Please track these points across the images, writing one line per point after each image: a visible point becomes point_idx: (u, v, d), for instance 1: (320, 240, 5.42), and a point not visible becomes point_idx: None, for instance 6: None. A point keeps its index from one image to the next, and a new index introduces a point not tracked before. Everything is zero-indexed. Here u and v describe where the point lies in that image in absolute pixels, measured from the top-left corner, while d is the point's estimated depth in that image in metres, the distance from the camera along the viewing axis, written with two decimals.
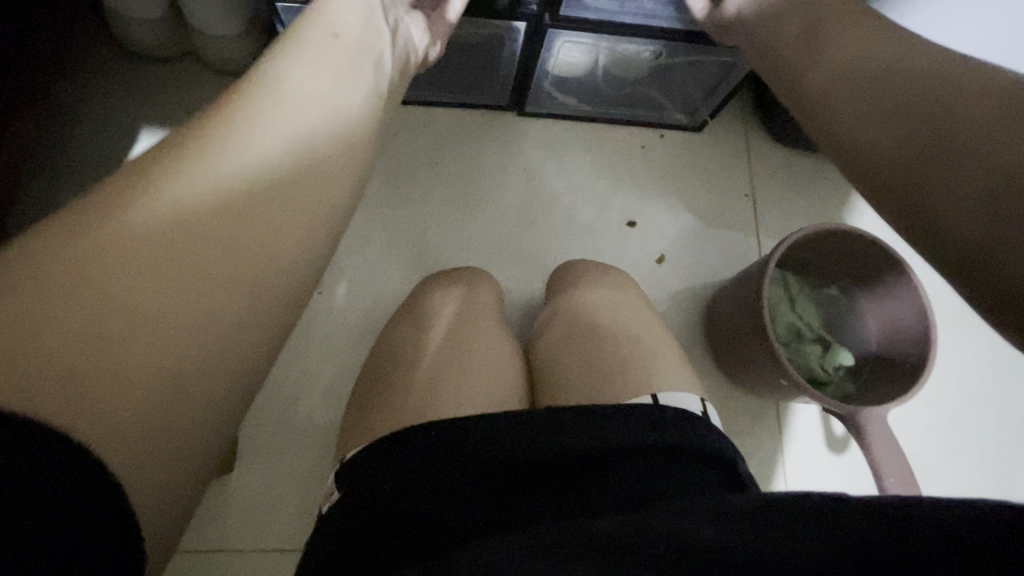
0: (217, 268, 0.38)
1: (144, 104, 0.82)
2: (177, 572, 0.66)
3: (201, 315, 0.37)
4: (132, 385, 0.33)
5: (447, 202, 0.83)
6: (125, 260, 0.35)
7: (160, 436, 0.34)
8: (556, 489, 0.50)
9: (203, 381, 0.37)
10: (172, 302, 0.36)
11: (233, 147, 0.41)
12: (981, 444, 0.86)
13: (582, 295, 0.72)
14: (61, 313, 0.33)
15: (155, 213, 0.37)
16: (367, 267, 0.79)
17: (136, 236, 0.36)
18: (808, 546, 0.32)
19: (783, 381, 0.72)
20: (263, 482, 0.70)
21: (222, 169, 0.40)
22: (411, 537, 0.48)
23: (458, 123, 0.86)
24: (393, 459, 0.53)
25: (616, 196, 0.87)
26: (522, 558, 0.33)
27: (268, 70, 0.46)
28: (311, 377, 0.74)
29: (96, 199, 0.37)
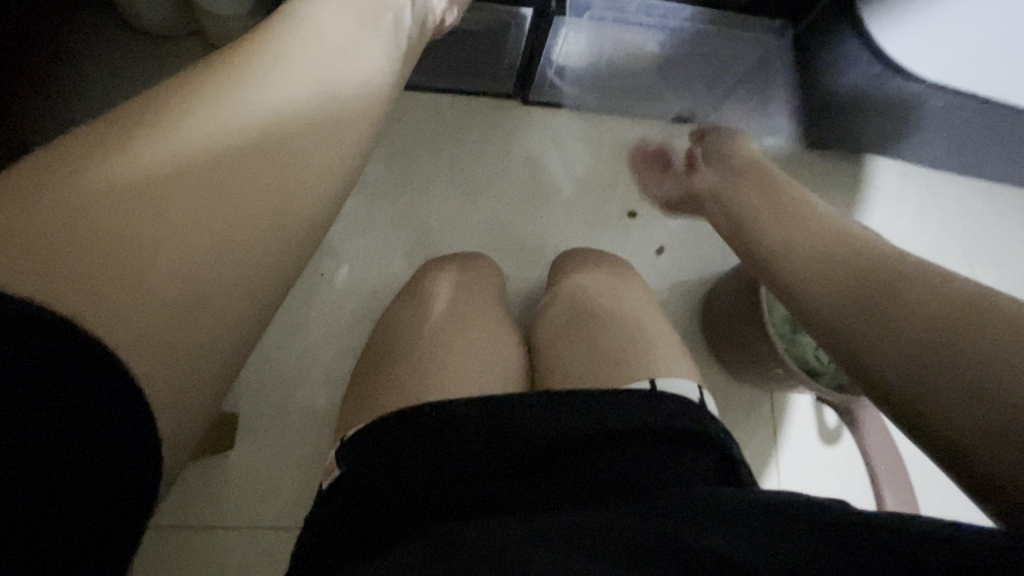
0: (215, 218, 0.39)
1: (145, 82, 0.81)
2: (179, 547, 0.67)
3: (199, 262, 0.38)
4: (130, 317, 0.35)
5: (449, 187, 0.83)
6: (129, 195, 0.37)
7: (159, 368, 0.36)
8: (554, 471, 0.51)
9: (207, 342, 0.38)
10: (171, 244, 0.37)
11: (236, 106, 0.42)
12: None
13: (584, 283, 0.73)
14: (68, 232, 0.34)
15: (158, 155, 0.38)
16: (369, 249, 0.80)
17: (140, 174, 0.37)
18: (806, 545, 0.33)
19: (780, 370, 0.73)
20: (264, 460, 0.71)
21: (224, 126, 0.41)
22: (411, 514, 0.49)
23: (461, 109, 0.86)
24: (394, 439, 0.54)
25: (618, 185, 0.87)
26: (522, 548, 0.34)
27: (275, 46, 0.46)
28: (312, 357, 0.75)
29: (105, 144, 0.38)
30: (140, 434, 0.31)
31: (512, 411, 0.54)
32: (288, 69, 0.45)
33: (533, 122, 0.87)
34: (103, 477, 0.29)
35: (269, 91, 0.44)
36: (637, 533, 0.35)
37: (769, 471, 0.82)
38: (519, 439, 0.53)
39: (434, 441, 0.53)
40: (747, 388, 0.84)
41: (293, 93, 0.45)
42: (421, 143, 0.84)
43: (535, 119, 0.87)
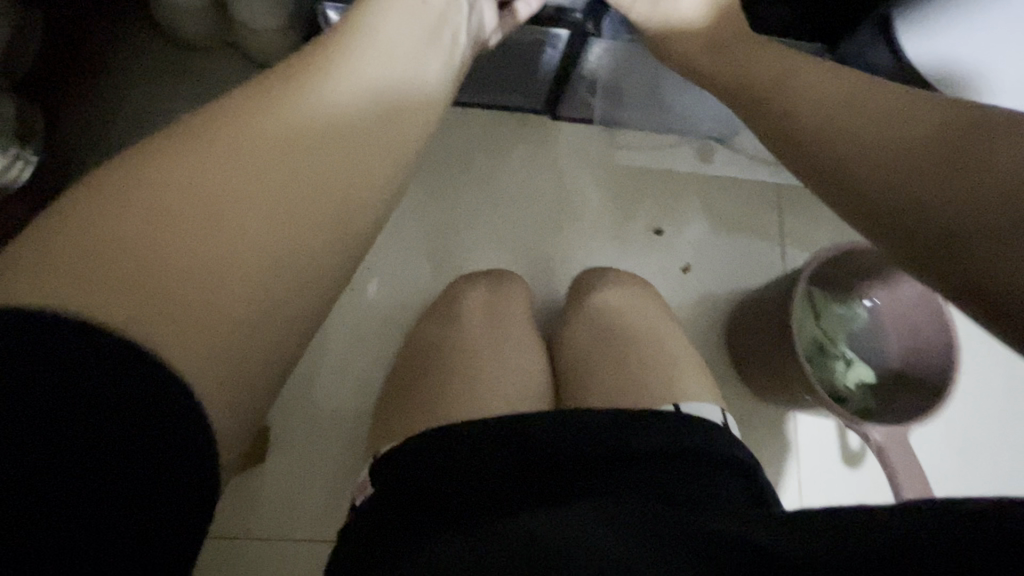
0: (263, 239, 0.41)
1: (181, 97, 0.82)
2: (211, 557, 0.68)
3: (249, 281, 0.40)
4: (192, 335, 0.37)
5: (476, 203, 0.84)
6: (181, 219, 0.38)
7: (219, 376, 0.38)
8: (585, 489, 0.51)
9: (250, 357, 0.40)
10: (225, 264, 0.39)
11: (279, 129, 0.43)
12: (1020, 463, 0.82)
13: (611, 304, 0.73)
14: (136, 255, 0.36)
15: (207, 182, 0.40)
16: (397, 265, 0.80)
17: (190, 199, 0.39)
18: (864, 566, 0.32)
19: (807, 396, 0.72)
20: (292, 473, 0.72)
21: (269, 151, 0.42)
22: (442, 528, 0.49)
23: (489, 126, 0.86)
24: (425, 456, 0.54)
25: (644, 203, 0.87)
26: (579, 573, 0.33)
27: (320, 77, 0.47)
28: (339, 371, 0.76)
29: (162, 171, 0.40)
30: (196, 442, 0.35)
31: (543, 427, 0.54)
32: (334, 100, 0.46)
33: (561, 139, 0.87)
34: (154, 479, 0.33)
35: (314, 113, 0.45)
36: (663, 534, 0.37)
37: (790, 493, 0.82)
38: (550, 450, 0.53)
39: (466, 453, 0.53)
40: (770, 408, 0.84)
41: (333, 117, 0.46)
42: (449, 159, 0.85)
43: (565, 135, 0.88)
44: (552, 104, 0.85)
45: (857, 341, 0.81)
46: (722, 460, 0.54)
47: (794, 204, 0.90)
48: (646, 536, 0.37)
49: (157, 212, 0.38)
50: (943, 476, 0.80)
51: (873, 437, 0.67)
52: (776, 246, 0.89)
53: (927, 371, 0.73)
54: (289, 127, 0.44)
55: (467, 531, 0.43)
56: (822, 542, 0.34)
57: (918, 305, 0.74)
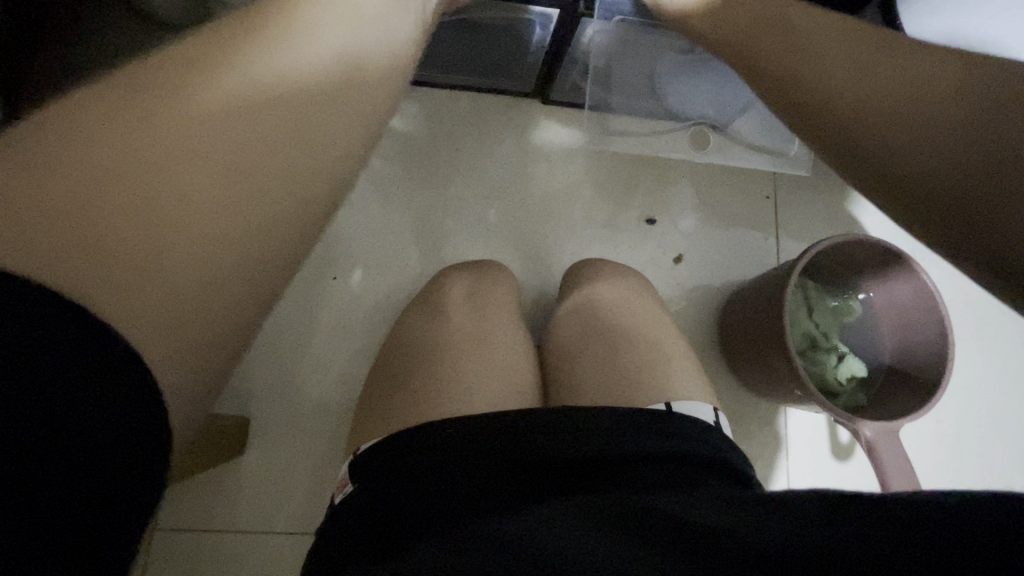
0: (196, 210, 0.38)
1: None
2: (190, 551, 0.67)
3: (186, 255, 0.37)
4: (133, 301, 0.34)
5: (465, 191, 0.82)
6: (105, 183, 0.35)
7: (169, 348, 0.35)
8: (567, 482, 0.50)
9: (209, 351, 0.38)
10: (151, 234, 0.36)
11: (219, 88, 0.40)
12: (1010, 460, 0.81)
13: (599, 295, 0.71)
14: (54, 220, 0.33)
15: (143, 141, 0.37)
16: (382, 254, 0.78)
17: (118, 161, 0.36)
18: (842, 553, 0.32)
19: (798, 390, 0.71)
20: (274, 466, 0.71)
21: (213, 114, 0.39)
22: (420, 520, 0.48)
23: (478, 109, 0.83)
24: (406, 452, 0.53)
25: (637, 192, 0.85)
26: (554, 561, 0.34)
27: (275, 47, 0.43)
28: (323, 361, 0.74)
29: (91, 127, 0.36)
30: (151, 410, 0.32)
31: (528, 423, 0.53)
32: (298, 72, 0.43)
33: (553, 124, 0.85)
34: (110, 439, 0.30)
35: (278, 83, 0.42)
36: (623, 516, 0.38)
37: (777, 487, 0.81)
38: (534, 444, 0.52)
39: (449, 449, 0.52)
40: (760, 402, 0.83)
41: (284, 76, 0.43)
42: (437, 143, 0.82)
43: (557, 119, 0.85)
44: (543, 87, 0.82)
45: (850, 335, 0.80)
46: (705, 457, 0.53)
47: (790, 195, 0.88)
48: (610, 520, 0.37)
49: (99, 177, 0.35)
50: (930, 472, 0.80)
51: (862, 434, 0.66)
52: (770, 238, 0.87)
53: (921, 366, 0.72)
54: (246, 94, 0.41)
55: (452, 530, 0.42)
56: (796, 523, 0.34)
57: (908, 296, 0.73)
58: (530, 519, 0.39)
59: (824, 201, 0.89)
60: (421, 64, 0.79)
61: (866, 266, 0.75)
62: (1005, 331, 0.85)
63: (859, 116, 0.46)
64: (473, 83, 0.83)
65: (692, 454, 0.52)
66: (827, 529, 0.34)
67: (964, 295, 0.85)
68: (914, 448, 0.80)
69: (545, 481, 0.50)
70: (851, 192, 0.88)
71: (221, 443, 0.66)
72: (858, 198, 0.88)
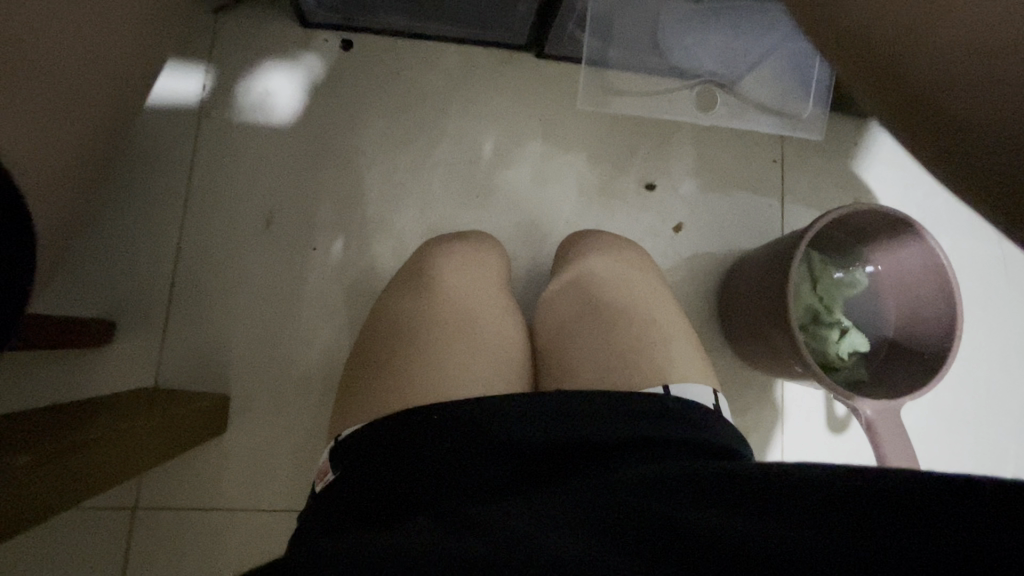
0: None
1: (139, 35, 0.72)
2: (172, 531, 0.66)
3: None
4: None
5: (452, 155, 0.76)
6: None
7: None
8: (559, 472, 0.48)
9: None
10: None
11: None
12: (1013, 429, 0.80)
13: (594, 268, 0.67)
14: None
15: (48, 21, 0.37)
16: (365, 222, 0.74)
17: None
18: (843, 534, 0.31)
19: (798, 367, 0.69)
20: (257, 443, 0.69)
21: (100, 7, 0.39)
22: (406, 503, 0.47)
23: (466, 65, 0.78)
24: (392, 439, 0.50)
25: (636, 156, 0.80)
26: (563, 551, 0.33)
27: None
28: (306, 337, 0.71)
29: None
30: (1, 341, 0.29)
31: (513, 410, 0.50)
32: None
33: (547, 81, 0.79)
34: None
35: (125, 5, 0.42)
36: (605, 506, 0.36)
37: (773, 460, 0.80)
38: (517, 430, 0.49)
39: (432, 436, 0.49)
40: (758, 377, 0.81)
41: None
42: (421, 102, 0.76)
43: (552, 76, 0.79)
44: (536, 40, 0.76)
45: (853, 307, 0.77)
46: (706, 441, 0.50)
47: (798, 160, 0.83)
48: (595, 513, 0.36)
49: None
50: (929, 447, 0.79)
51: (863, 412, 0.64)
52: (775, 205, 0.82)
53: (927, 341, 0.69)
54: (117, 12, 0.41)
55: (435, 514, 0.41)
56: (789, 518, 0.33)
57: (917, 267, 0.70)
58: (523, 503, 0.38)
59: (834, 165, 0.84)
60: (340, 10, 0.72)
61: (874, 234, 0.72)
62: (1015, 302, 0.82)
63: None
64: (460, 34, 0.76)
65: (688, 439, 0.50)
66: (833, 514, 0.32)
67: (971, 264, 0.82)
68: (914, 421, 0.79)
69: (534, 469, 0.48)
70: (863, 155, 0.83)
71: (207, 420, 0.64)
72: (869, 159, 0.83)
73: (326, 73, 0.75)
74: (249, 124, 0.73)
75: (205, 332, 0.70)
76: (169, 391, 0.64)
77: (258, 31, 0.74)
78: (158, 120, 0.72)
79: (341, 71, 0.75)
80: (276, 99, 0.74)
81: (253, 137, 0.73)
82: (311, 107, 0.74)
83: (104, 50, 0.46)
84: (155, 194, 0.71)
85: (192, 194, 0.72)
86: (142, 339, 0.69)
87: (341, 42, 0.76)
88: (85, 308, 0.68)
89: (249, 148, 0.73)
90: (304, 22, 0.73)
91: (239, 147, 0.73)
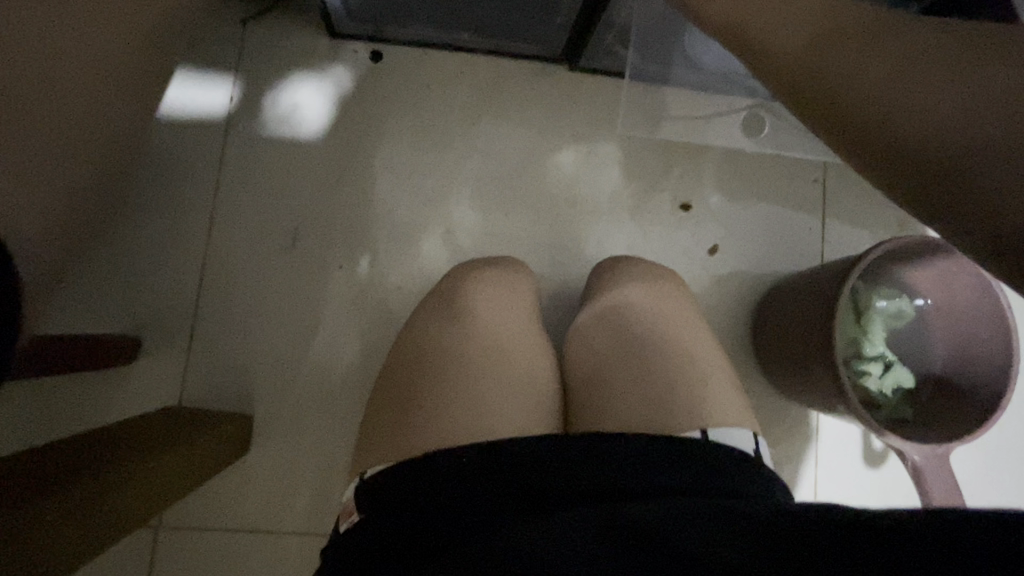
0: None
1: None
2: (197, 551, 0.66)
3: None
4: None
5: (481, 172, 0.74)
6: None
7: None
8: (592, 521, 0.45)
9: None
10: None
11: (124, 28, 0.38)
12: None
13: (629, 296, 0.65)
14: None
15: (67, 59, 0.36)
16: (393, 241, 0.72)
17: None
18: None
19: (840, 406, 0.65)
20: (281, 465, 0.68)
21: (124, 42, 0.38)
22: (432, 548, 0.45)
23: (497, 78, 0.75)
24: (417, 480, 0.49)
25: (672, 175, 0.77)
26: None
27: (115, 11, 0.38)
28: (331, 358, 0.70)
29: None
30: None
31: (544, 448, 0.49)
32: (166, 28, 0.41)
33: (581, 95, 0.76)
34: None
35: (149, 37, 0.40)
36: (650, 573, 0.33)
37: (806, 495, 0.77)
38: (548, 472, 0.47)
39: (459, 478, 0.47)
40: (793, 409, 0.78)
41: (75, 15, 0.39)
42: (449, 117, 0.74)
43: (585, 90, 0.76)
44: (570, 54, 0.73)
45: (900, 339, 0.73)
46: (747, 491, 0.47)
47: (842, 180, 0.79)
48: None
49: None
50: (975, 488, 0.75)
51: (911, 457, 0.61)
52: (816, 226, 0.79)
53: (981, 381, 0.65)
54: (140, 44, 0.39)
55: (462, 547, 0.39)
56: None
57: (972, 301, 0.66)
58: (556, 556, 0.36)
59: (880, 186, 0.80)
60: (370, 21, 0.70)
61: (925, 265, 0.68)
62: None
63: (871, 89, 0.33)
64: (492, 47, 0.74)
65: (729, 488, 0.47)
66: None
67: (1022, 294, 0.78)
68: (959, 460, 0.75)
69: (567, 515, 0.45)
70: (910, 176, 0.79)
71: (232, 444, 0.63)
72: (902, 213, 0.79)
73: (354, 86, 0.73)
74: (276, 138, 0.72)
75: (230, 350, 0.69)
76: (195, 414, 0.64)
77: (286, 42, 0.72)
78: (184, 132, 0.71)
79: (369, 83, 0.73)
80: (303, 111, 0.72)
81: (280, 151, 0.72)
82: (338, 121, 0.73)
83: (127, 75, 0.44)
84: (180, 211, 0.70)
85: (218, 210, 0.71)
86: (167, 358, 0.68)
87: (369, 54, 0.73)
88: (112, 325, 0.68)
89: (276, 162, 0.72)
90: (333, 34, 0.71)
91: (265, 161, 0.71)
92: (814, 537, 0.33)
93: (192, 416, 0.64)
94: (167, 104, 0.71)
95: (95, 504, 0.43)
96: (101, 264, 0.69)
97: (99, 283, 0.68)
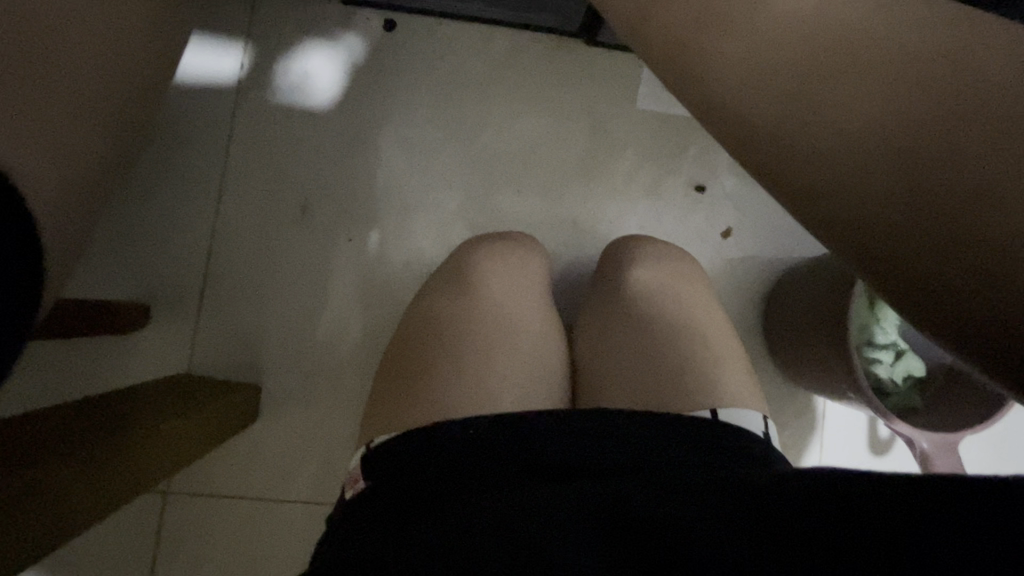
0: None
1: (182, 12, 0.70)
2: (201, 515, 0.66)
3: None
4: None
5: (492, 147, 0.73)
6: None
7: None
8: None
9: None
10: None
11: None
12: None
13: (641, 275, 0.64)
14: None
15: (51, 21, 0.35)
16: (404, 214, 0.71)
17: None
18: None
19: (850, 392, 0.65)
20: (288, 436, 0.68)
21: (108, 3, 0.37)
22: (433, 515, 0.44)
23: (514, 50, 0.74)
24: (419, 450, 0.49)
25: (688, 155, 0.76)
26: None
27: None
28: (338, 329, 0.70)
29: None
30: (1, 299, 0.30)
31: (551, 424, 0.48)
32: None
33: (598, 71, 0.74)
34: None
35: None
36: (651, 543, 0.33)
37: None
38: (552, 448, 0.46)
39: (461, 449, 0.47)
40: (800, 394, 0.78)
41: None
42: (462, 89, 0.73)
43: (603, 67, 0.74)
44: (587, 28, 0.72)
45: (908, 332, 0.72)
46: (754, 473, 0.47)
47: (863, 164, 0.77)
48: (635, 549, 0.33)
49: None
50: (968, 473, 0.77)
51: (919, 444, 0.61)
52: None
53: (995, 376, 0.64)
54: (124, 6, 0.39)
55: (469, 517, 0.37)
56: None
57: None
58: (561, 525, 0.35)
59: None
60: None
61: None
62: None
63: (822, 112, 0.30)
64: (509, 18, 0.72)
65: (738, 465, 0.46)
66: None
67: None
68: (966, 451, 0.75)
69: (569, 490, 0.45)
70: None
71: (241, 412, 0.64)
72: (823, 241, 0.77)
73: (367, 55, 0.72)
74: (287, 106, 0.71)
75: (239, 320, 0.69)
76: (203, 381, 0.65)
77: (299, 9, 0.71)
78: (195, 97, 0.70)
79: (382, 52, 0.72)
80: (316, 80, 0.71)
81: (292, 119, 0.71)
82: (352, 92, 0.71)
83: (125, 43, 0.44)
84: (189, 178, 0.70)
85: (228, 177, 0.70)
86: (175, 324, 0.68)
87: (384, 22, 0.72)
88: (120, 290, 0.68)
89: (289, 131, 0.71)
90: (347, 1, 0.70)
91: (276, 130, 0.71)
92: (819, 498, 0.31)
93: (198, 384, 0.64)
94: (186, 74, 0.69)
95: (106, 469, 0.43)
96: (111, 230, 0.68)
97: (107, 247, 0.68)
